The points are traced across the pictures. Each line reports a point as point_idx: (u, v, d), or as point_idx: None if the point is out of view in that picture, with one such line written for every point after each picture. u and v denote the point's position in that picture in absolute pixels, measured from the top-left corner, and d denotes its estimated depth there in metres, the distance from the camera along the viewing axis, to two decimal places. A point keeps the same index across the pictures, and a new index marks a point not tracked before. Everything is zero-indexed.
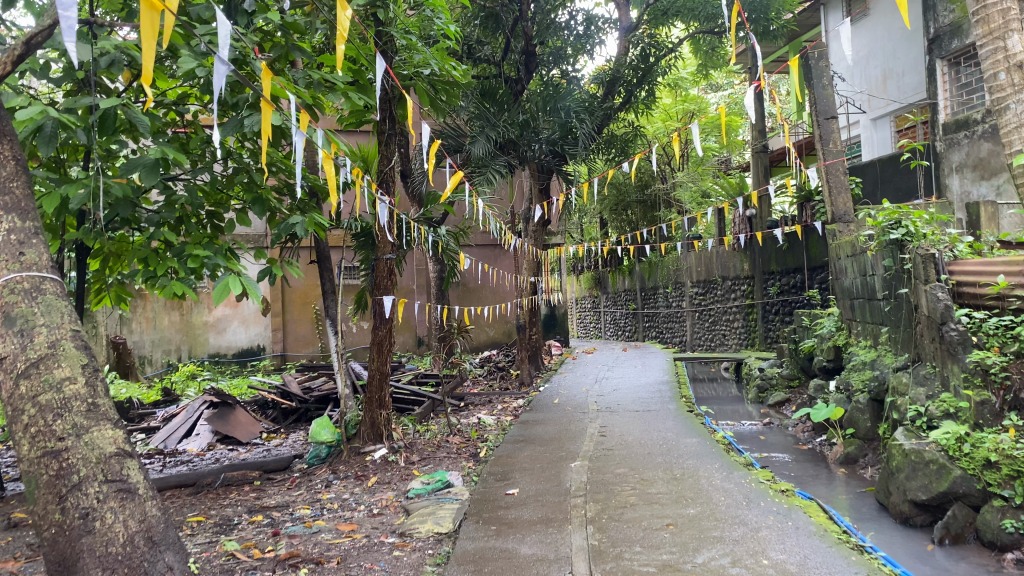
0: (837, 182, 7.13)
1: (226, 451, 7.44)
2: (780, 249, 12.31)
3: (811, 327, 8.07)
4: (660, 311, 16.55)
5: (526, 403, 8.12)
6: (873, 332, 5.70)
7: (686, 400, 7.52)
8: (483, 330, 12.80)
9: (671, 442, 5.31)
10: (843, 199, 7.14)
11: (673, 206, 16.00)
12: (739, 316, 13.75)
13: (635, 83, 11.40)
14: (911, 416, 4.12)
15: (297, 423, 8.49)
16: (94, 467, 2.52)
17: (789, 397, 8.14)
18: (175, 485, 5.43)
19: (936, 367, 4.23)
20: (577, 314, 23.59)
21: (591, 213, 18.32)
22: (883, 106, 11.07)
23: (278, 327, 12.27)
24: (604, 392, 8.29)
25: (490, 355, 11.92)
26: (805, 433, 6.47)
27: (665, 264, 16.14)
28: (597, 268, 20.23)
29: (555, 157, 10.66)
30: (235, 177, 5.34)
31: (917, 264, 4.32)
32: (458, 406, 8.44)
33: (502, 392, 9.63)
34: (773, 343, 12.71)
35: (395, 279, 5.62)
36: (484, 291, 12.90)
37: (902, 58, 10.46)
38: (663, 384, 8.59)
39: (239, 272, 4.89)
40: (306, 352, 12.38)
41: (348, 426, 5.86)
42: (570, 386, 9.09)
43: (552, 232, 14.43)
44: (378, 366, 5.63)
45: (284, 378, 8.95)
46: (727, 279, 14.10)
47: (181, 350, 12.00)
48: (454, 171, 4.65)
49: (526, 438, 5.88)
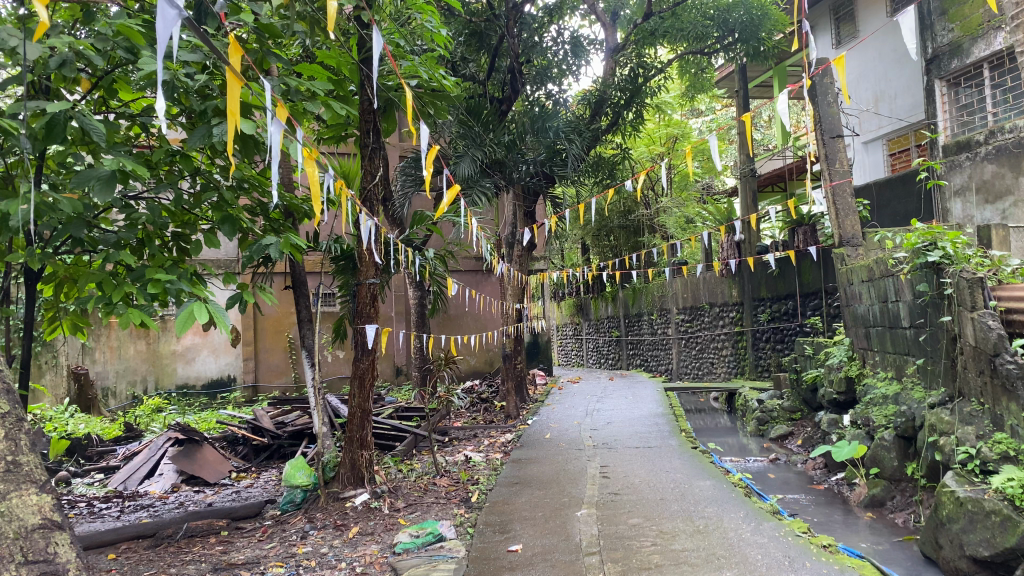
0: (844, 204, 6.78)
1: (192, 493, 6.85)
2: (772, 275, 11.97)
3: (815, 357, 7.68)
4: (645, 338, 16.14)
5: (515, 438, 7.62)
6: (895, 363, 5.29)
7: (687, 434, 7.07)
8: (465, 359, 12.30)
9: (683, 486, 4.85)
10: (851, 222, 6.78)
11: (657, 231, 15.64)
12: (728, 344, 13.37)
13: (623, 104, 11.04)
14: (961, 459, 3.68)
15: (269, 460, 7.91)
16: (10, 546, 2.08)
17: (792, 431, 7.73)
18: (131, 537, 4.88)
19: (984, 405, 3.81)
20: (557, 341, 23.14)
21: (572, 239, 17.94)
22: (875, 128, 10.78)
23: (250, 357, 11.69)
24: (598, 426, 7.81)
25: (473, 386, 11.41)
26: (818, 471, 6.03)
27: (650, 291, 15.77)
28: (578, 295, 19.82)
29: (542, 179, 10.25)
30: (204, 194, 4.81)
31: (962, 290, 3.91)
32: (443, 441, 7.91)
33: (487, 425, 9.11)
34: (764, 372, 12.32)
35: (379, 307, 5.10)
36: (465, 319, 12.43)
37: (895, 80, 10.20)
38: (659, 417, 8.13)
39: (207, 299, 4.35)
40: (278, 383, 11.78)
41: (325, 468, 5.33)
42: (559, 419, 8.60)
43: (535, 257, 14.02)
44: (360, 402, 5.10)
45: (256, 413, 8.39)
46: (714, 305, 13.74)
47: (148, 382, 11.37)
48: (450, 185, 4.20)
49: (521, 480, 5.38)
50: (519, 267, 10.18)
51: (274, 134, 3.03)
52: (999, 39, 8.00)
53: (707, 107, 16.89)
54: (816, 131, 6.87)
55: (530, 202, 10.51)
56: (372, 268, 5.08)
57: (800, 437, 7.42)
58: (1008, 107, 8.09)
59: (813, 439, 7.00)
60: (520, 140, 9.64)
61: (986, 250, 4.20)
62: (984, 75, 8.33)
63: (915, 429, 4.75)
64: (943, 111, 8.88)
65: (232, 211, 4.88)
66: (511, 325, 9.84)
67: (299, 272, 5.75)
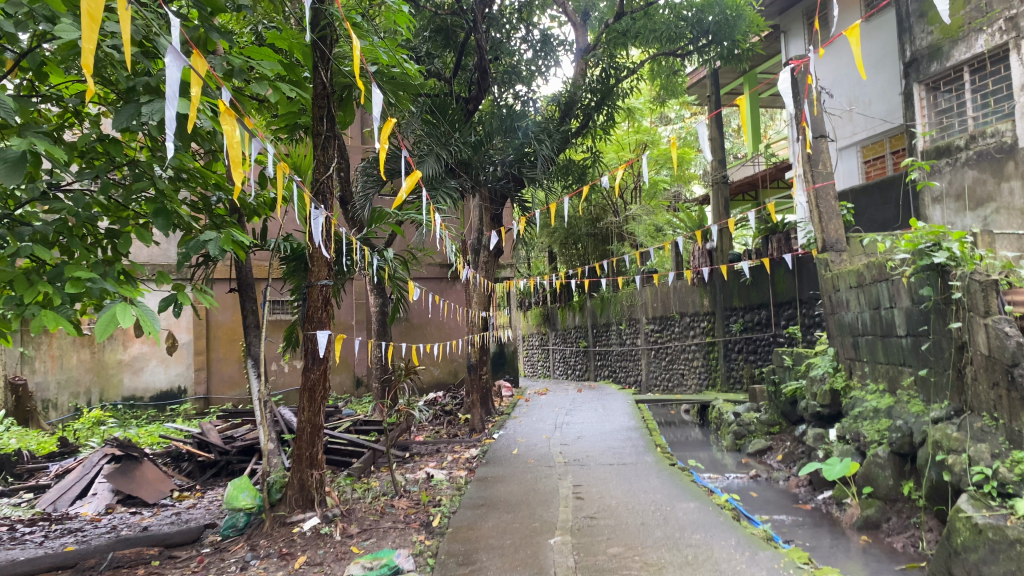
0: (826, 208, 6.46)
1: (128, 515, 6.29)
2: (744, 284, 11.68)
3: (794, 367, 7.36)
4: (613, 349, 15.77)
5: (482, 454, 7.17)
6: (888, 375, 4.95)
7: (662, 449, 6.69)
8: (427, 370, 11.85)
9: (664, 509, 4.45)
10: (834, 226, 6.45)
11: (626, 239, 15.34)
12: (698, 355, 13.02)
13: (594, 107, 10.69)
14: (975, 481, 3.32)
15: (215, 478, 7.37)
16: None
17: (771, 445, 7.38)
18: (49, 568, 4.34)
19: (998, 420, 3.47)
20: (524, 352, 22.73)
21: (539, 247, 17.59)
22: (850, 135, 10.47)
23: (202, 367, 11.09)
24: (570, 441, 7.40)
25: (437, 398, 10.95)
26: (802, 489, 5.67)
27: (619, 300, 15.44)
28: (546, 304, 19.47)
29: (511, 182, 9.84)
30: (136, 184, 4.28)
31: (973, 293, 3.58)
32: (404, 457, 7.47)
33: (451, 439, 8.65)
34: (736, 384, 12.00)
35: (332, 312, 4.64)
36: (428, 327, 11.98)
37: (870, 86, 9.94)
38: (633, 431, 7.74)
39: (134, 301, 3.84)
40: (231, 395, 11.21)
41: (272, 490, 4.84)
42: (528, 433, 8.16)
43: (502, 264, 13.60)
44: (311, 416, 4.62)
45: (203, 426, 7.83)
46: (685, 315, 13.41)
47: (91, 394, 10.69)
48: (409, 174, 3.76)
49: (487, 502, 4.94)
50: (485, 274, 9.76)
51: (171, 68, 2.33)
52: (980, 42, 7.79)
53: (676, 115, 16.65)
54: (798, 131, 6.55)
55: (498, 206, 10.10)
56: (325, 269, 4.61)
57: (780, 453, 7.06)
58: (988, 111, 7.86)
59: (795, 455, 6.65)
60: (487, 141, 9.25)
61: (995, 252, 3.87)
62: (964, 79, 8.13)
63: (912, 446, 4.39)
64: (921, 116, 8.65)
65: (169, 203, 4.38)
66: (477, 334, 9.39)
67: (245, 272, 5.27)
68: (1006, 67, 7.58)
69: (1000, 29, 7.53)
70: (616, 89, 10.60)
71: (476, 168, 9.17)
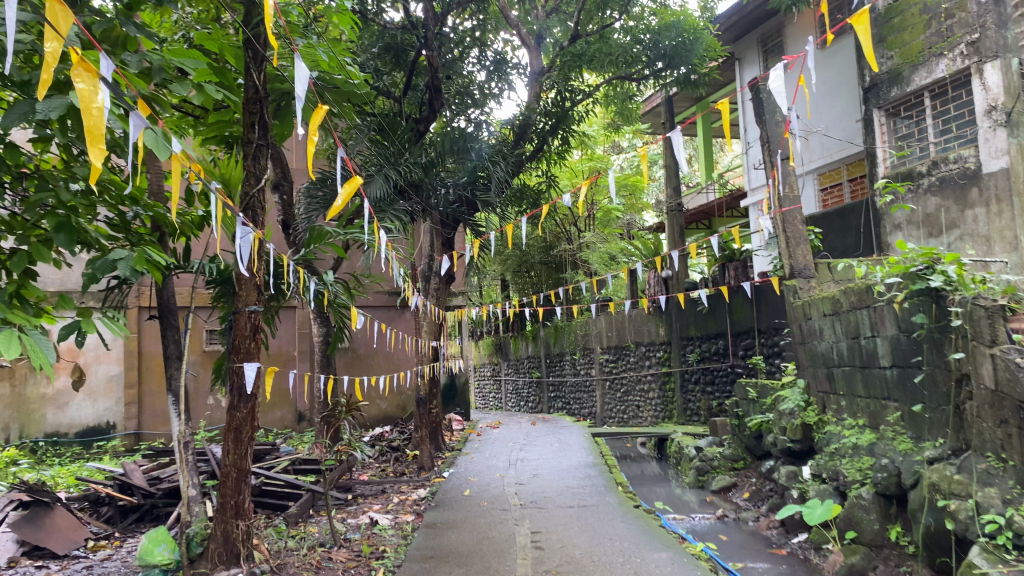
0: (794, 232, 6.15)
1: (33, 569, 5.60)
2: (701, 313, 11.41)
3: (759, 400, 7.03)
4: (567, 380, 15.36)
5: (430, 495, 6.66)
6: (867, 409, 4.63)
7: (624, 488, 6.27)
8: (373, 403, 11.30)
9: (633, 561, 4.03)
10: (802, 252, 6.15)
11: (580, 267, 15.03)
12: (654, 386, 12.65)
13: (548, 131, 10.38)
14: (987, 531, 2.97)
15: (138, 524, 6.70)
16: None
17: (736, 482, 7.02)
18: None
19: (1008, 461, 3.13)
20: (474, 383, 22.20)
21: (491, 275, 17.20)
22: (807, 162, 10.31)
23: (133, 401, 10.37)
24: (525, 480, 6.94)
25: (383, 433, 10.40)
26: (774, 532, 5.29)
27: (573, 329, 15.08)
28: (499, 334, 19.04)
29: (463, 206, 9.44)
30: (34, 194, 3.74)
31: (976, 320, 3.28)
32: (345, 499, 7.02)
33: (398, 479, 8.12)
34: (693, 416, 11.66)
35: (263, 341, 4.15)
36: (375, 358, 11.44)
37: (827, 112, 9.81)
38: (592, 467, 7.32)
39: (22, 328, 3.28)
40: (164, 431, 10.49)
41: (191, 544, 4.25)
42: (480, 471, 7.68)
43: (453, 292, 13.13)
44: (236, 459, 4.08)
45: (125, 467, 7.16)
46: (641, 345, 13.08)
47: (10, 430, 9.89)
48: (348, 180, 3.36)
49: (437, 555, 4.44)
50: (436, 302, 9.33)
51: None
52: (941, 67, 7.69)
53: (629, 143, 16.49)
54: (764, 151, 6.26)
55: (449, 231, 9.68)
56: (254, 293, 4.12)
57: (747, 490, 6.69)
58: (950, 137, 7.73)
59: (764, 495, 6.27)
60: (437, 162, 8.84)
61: (993, 275, 3.58)
62: (925, 104, 8.02)
63: (899, 486, 4.04)
64: (882, 143, 8.52)
65: (74, 217, 3.86)
66: (426, 365, 8.90)
67: (167, 297, 4.73)
68: (968, 92, 7.48)
69: (962, 53, 7.43)
70: (571, 113, 10.34)
71: (427, 190, 8.75)
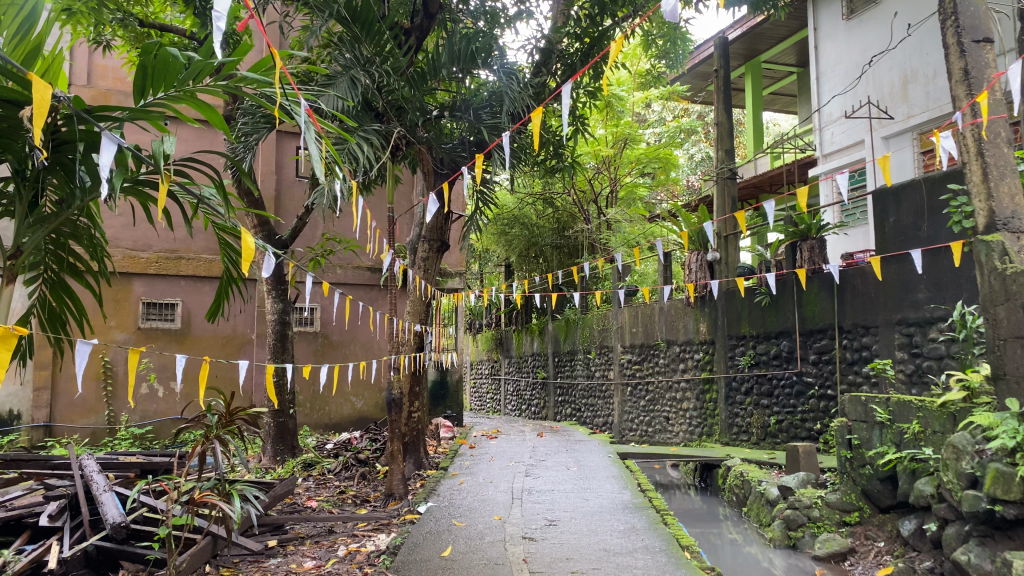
0: (995, 156, 3.88)
1: None
2: (758, 305, 9.00)
3: (896, 429, 4.66)
4: (578, 382, 13.02)
5: (391, 554, 4.27)
6: None
7: (697, 561, 3.91)
8: (345, 401, 9.06)
9: None
10: (1008, 188, 3.86)
11: (599, 251, 12.72)
12: (688, 396, 10.25)
13: (578, 59, 7.99)
14: None
15: None
16: None
17: (854, 547, 4.70)
18: None
19: None
20: (471, 382, 19.77)
21: (493, 258, 14.87)
22: (903, 119, 8.17)
23: (44, 386, 7.91)
24: (537, 532, 4.55)
25: (352, 440, 8.12)
26: None
27: (587, 323, 12.70)
28: (500, 327, 16.70)
29: (466, 147, 7.10)
30: None
31: None
32: (263, 550, 4.69)
33: (359, 511, 5.78)
34: (739, 437, 9.28)
35: None
36: (351, 346, 9.13)
37: (934, 53, 7.71)
38: (634, 514, 4.94)
39: None
40: (83, 425, 8.10)
41: None
42: (469, 510, 5.27)
43: (448, 272, 10.76)
44: None
45: None
46: (673, 344, 10.65)
47: None
48: None
49: None
50: (423, 274, 6.99)
51: None
52: None
53: (659, 114, 14.16)
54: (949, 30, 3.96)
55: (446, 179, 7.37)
56: None
57: (882, 566, 4.35)
58: None
59: None
60: (429, 78, 6.54)
61: None
62: None
63: None
64: None
65: None
66: (405, 355, 6.52)
67: None
68: None
69: None
70: (608, 35, 7.94)
71: (412, 113, 6.44)
